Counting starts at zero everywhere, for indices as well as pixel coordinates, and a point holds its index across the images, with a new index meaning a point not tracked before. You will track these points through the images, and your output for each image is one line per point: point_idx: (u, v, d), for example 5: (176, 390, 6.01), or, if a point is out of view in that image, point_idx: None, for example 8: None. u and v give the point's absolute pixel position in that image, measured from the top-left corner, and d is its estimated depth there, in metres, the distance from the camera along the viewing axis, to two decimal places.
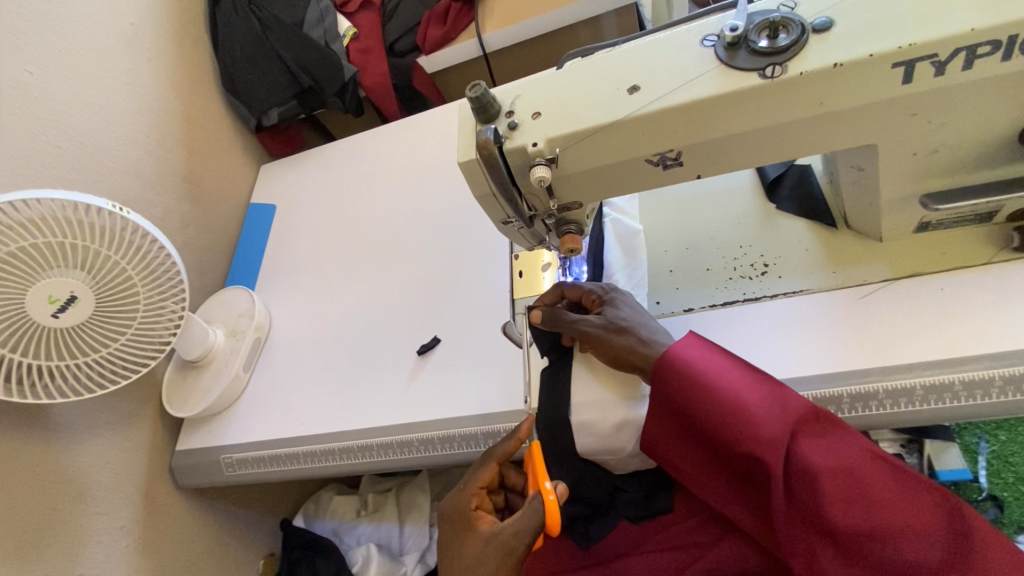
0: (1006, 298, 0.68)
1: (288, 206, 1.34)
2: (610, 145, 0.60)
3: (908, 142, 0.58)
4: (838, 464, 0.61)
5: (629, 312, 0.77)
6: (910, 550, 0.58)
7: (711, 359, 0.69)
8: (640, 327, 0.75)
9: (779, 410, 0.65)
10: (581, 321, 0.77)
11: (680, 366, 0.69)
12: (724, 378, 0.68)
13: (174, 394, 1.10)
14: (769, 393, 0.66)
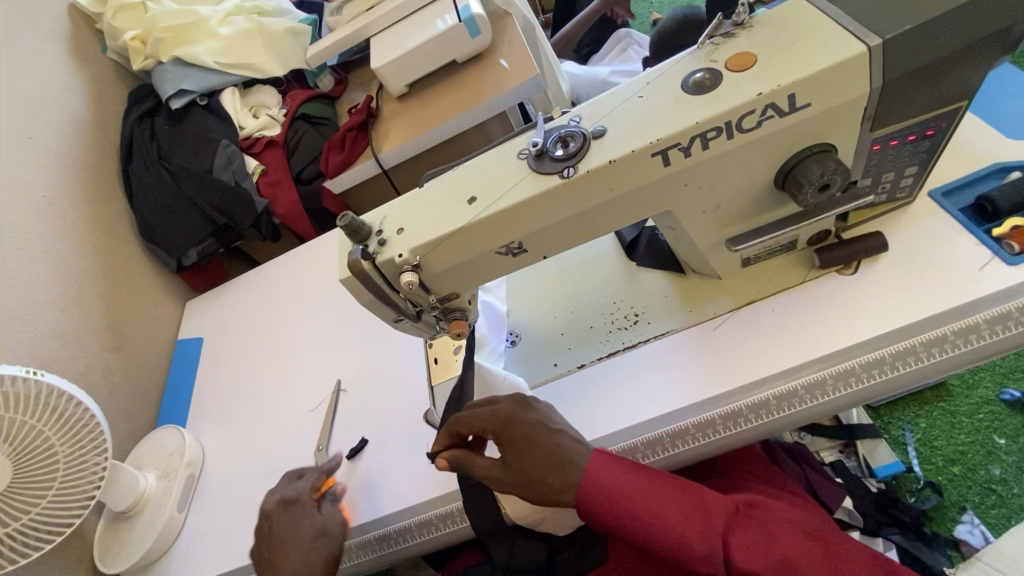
0: (822, 309, 0.82)
1: (215, 337, 1.38)
2: (463, 246, 0.72)
3: (694, 204, 0.72)
4: (768, 555, 0.64)
5: (532, 447, 0.70)
6: None
7: (630, 480, 0.68)
8: (548, 464, 0.69)
9: (700, 516, 0.66)
10: (487, 471, 0.72)
11: (605, 498, 0.67)
12: (647, 495, 0.67)
13: (107, 549, 1.07)
14: (687, 499, 0.67)
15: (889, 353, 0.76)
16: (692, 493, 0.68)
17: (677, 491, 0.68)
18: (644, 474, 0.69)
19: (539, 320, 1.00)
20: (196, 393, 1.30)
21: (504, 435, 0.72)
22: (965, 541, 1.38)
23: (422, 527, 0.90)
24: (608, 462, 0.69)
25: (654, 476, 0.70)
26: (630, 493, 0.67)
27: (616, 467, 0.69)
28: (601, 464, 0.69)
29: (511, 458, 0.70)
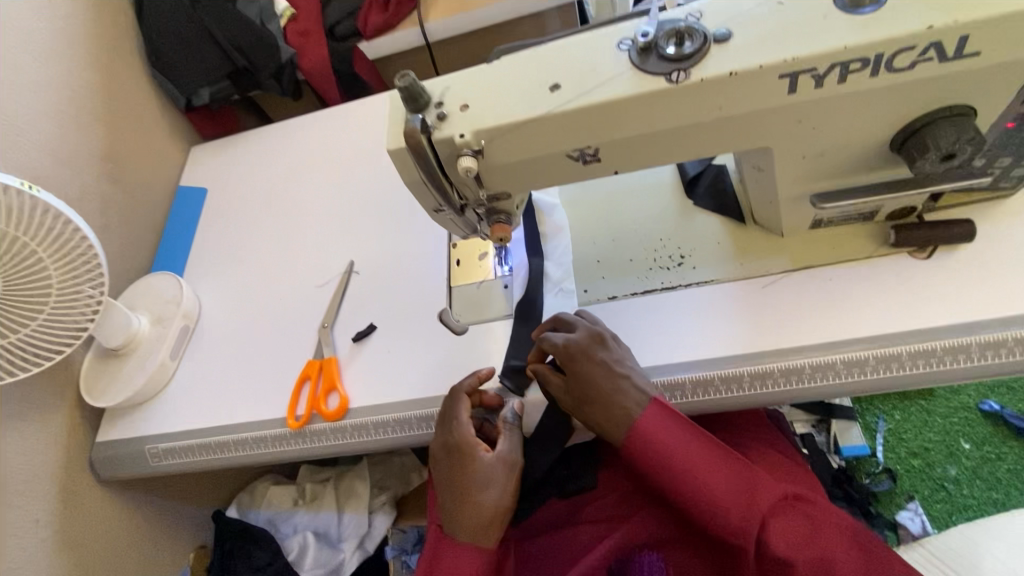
0: (884, 288, 0.77)
1: (222, 191, 1.30)
2: (533, 139, 0.63)
3: (798, 146, 0.65)
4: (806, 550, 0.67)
5: (593, 378, 0.74)
6: None
7: (679, 436, 0.72)
8: (601, 400, 0.74)
9: (736, 483, 0.70)
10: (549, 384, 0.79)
11: (653, 444, 0.72)
12: (691, 452, 0.71)
13: (93, 382, 1.05)
14: (730, 465, 0.71)
15: (941, 346, 0.72)
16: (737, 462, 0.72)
17: (720, 454, 0.72)
18: (698, 434, 0.73)
19: (577, 242, 0.94)
20: (196, 245, 1.23)
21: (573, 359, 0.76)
22: (903, 525, 1.45)
23: (423, 421, 0.89)
24: (663, 416, 0.73)
25: (713, 449, 0.72)
26: (677, 447, 0.72)
27: (670, 419, 0.73)
28: (667, 432, 0.72)
29: (573, 389, 0.76)
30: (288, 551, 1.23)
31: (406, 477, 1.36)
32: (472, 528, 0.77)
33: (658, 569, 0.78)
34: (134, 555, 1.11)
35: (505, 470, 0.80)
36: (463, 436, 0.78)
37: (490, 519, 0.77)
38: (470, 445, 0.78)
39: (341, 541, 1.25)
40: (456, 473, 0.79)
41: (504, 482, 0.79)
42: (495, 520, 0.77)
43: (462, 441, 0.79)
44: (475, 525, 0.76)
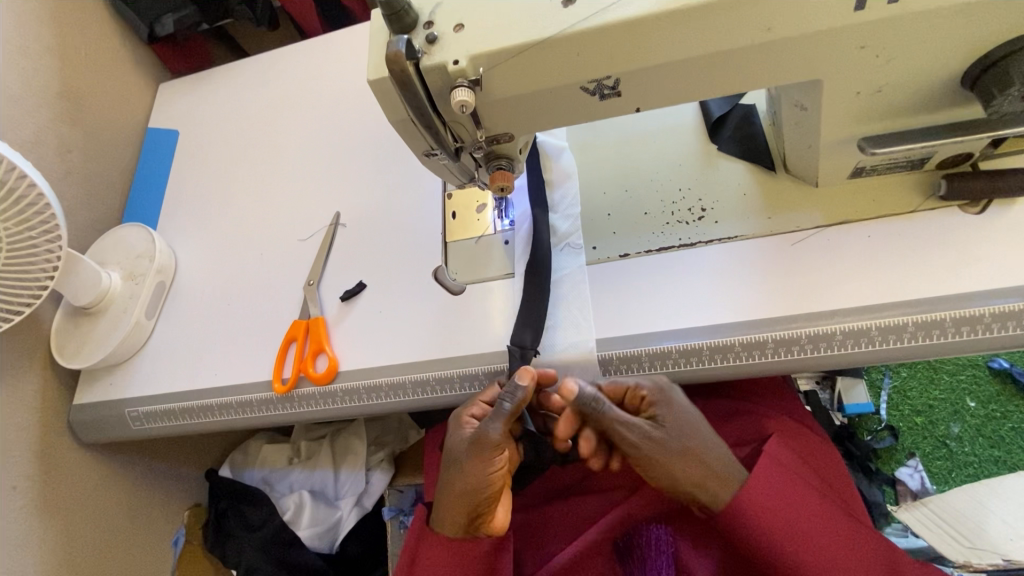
0: (928, 246, 0.69)
1: (194, 134, 1.18)
2: (542, 67, 0.53)
3: (855, 79, 0.55)
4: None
5: (688, 428, 0.66)
6: None
7: (776, 495, 0.67)
8: (697, 445, 0.65)
9: (840, 545, 0.66)
10: (634, 428, 0.64)
11: (751, 506, 0.66)
12: (790, 513, 0.67)
13: (65, 342, 0.98)
14: (834, 526, 0.67)
15: (989, 313, 0.65)
16: (842, 520, 0.67)
17: (819, 510, 0.68)
18: (795, 489, 0.69)
19: (585, 193, 0.85)
20: (169, 194, 1.13)
21: (660, 400, 0.66)
22: (901, 482, 1.39)
23: (418, 386, 0.83)
24: (761, 474, 0.68)
25: (806, 493, 0.69)
26: (776, 507, 0.67)
27: (764, 474, 0.69)
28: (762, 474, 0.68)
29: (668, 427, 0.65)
30: (284, 510, 1.20)
31: (405, 434, 1.31)
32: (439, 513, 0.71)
33: (666, 544, 0.75)
34: (124, 515, 1.08)
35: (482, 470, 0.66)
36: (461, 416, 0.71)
37: (456, 505, 0.68)
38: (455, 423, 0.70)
39: (338, 499, 1.23)
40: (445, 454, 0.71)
41: (468, 467, 0.66)
42: (460, 506, 0.68)
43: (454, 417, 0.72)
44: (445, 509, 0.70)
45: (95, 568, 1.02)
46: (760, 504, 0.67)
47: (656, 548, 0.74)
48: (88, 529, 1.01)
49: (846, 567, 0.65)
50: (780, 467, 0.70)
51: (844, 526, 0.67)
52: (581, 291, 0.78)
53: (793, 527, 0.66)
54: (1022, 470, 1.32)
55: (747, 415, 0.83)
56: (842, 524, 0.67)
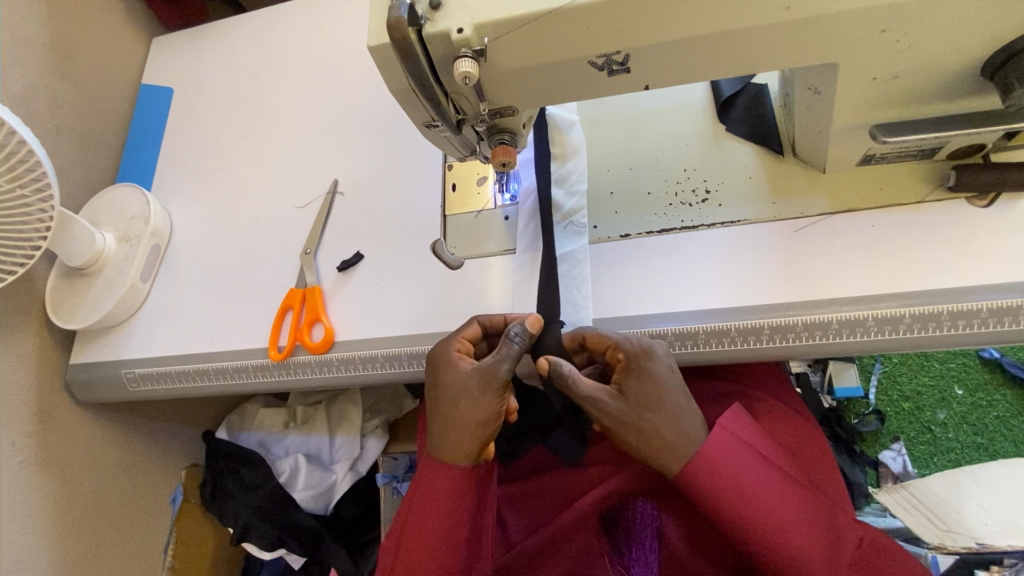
0: (931, 238, 0.69)
1: (189, 92, 1.15)
2: (550, 37, 0.51)
3: (871, 64, 0.53)
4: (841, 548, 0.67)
5: (652, 399, 0.66)
6: None
7: (733, 461, 0.68)
8: (660, 411, 0.66)
9: (789, 513, 0.67)
10: (593, 404, 0.66)
11: (707, 470, 0.67)
12: (745, 481, 0.67)
13: (60, 303, 0.98)
14: (786, 494, 0.68)
15: (987, 308, 0.65)
16: (792, 489, 0.69)
17: (772, 479, 0.69)
18: (751, 457, 0.69)
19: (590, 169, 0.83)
20: (164, 154, 1.11)
21: (629, 370, 0.67)
22: (884, 464, 1.41)
23: (414, 359, 0.83)
24: (721, 440, 0.69)
25: (753, 456, 0.69)
26: (733, 472, 0.67)
27: (722, 442, 0.69)
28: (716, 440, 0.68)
29: (632, 394, 0.66)
30: (279, 473, 1.22)
31: (399, 402, 1.30)
32: (446, 443, 0.70)
33: (652, 517, 0.77)
34: (121, 473, 1.10)
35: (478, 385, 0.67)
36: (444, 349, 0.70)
37: (464, 434, 0.68)
38: (446, 359, 0.69)
39: (333, 463, 1.24)
40: (436, 385, 0.70)
41: (482, 398, 0.67)
42: (474, 437, 0.68)
43: (439, 354, 0.71)
44: (452, 441, 0.69)
45: (95, 522, 1.05)
46: (716, 470, 0.67)
47: (642, 522, 0.76)
48: (85, 485, 1.03)
49: (793, 534, 0.66)
50: (738, 436, 0.70)
51: (794, 494, 0.68)
52: (583, 275, 0.77)
53: (747, 494, 0.67)
54: (1003, 458, 1.35)
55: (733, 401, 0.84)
56: (791, 492, 0.68)
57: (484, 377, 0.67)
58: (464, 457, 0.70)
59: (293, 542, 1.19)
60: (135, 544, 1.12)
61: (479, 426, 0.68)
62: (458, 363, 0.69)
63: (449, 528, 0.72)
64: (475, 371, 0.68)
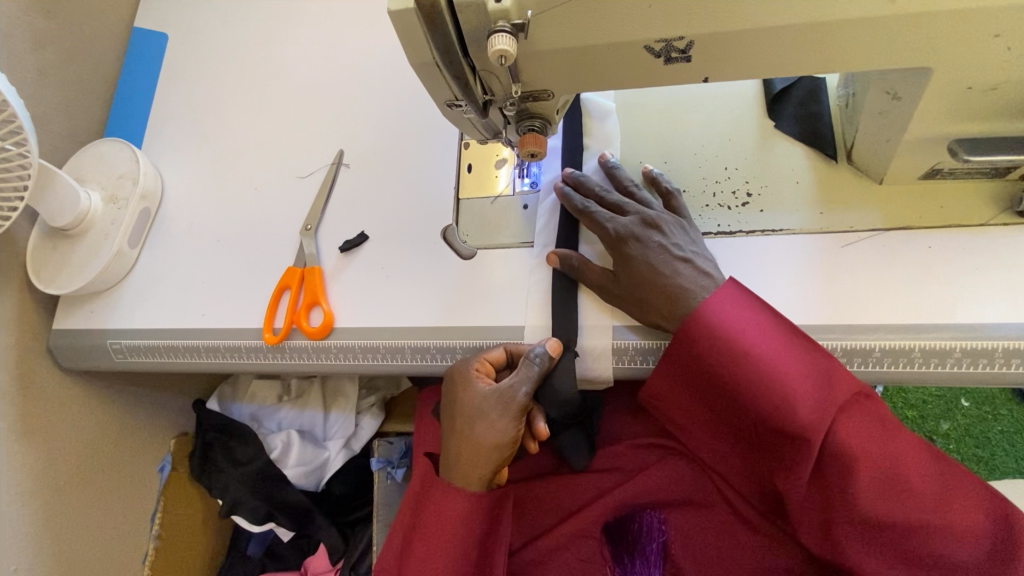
0: (992, 265, 0.63)
1: (188, 42, 1.06)
2: (603, 14, 0.43)
3: (970, 72, 0.46)
4: (883, 455, 0.56)
5: (634, 279, 0.66)
6: (942, 543, 0.55)
7: (808, 384, 0.58)
8: (656, 288, 0.64)
9: (813, 392, 0.58)
10: (600, 289, 0.70)
11: (764, 381, 0.59)
12: (820, 409, 0.57)
13: (42, 265, 0.91)
14: (814, 378, 0.58)
15: None
16: (826, 375, 0.58)
17: (866, 413, 0.57)
18: (796, 348, 0.60)
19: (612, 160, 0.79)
20: (157, 107, 1.02)
21: (612, 251, 0.67)
22: None
23: (417, 353, 0.78)
24: (740, 315, 0.61)
25: (783, 333, 0.60)
26: (805, 397, 0.58)
27: (795, 356, 0.59)
28: (733, 307, 0.61)
29: (623, 274, 0.67)
30: (272, 449, 1.18)
31: (397, 381, 1.27)
32: (456, 466, 0.69)
33: (659, 531, 0.76)
34: (107, 441, 1.07)
35: (500, 410, 0.68)
36: (467, 368, 0.70)
37: (476, 457, 0.68)
38: (465, 377, 0.69)
39: (326, 440, 1.21)
40: (454, 405, 0.70)
41: (497, 421, 0.68)
42: (489, 459, 0.68)
43: (460, 370, 0.70)
44: (464, 464, 0.69)
45: (81, 490, 1.02)
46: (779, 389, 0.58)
47: (648, 535, 0.75)
48: (69, 453, 1.00)
49: (865, 482, 0.56)
50: (822, 355, 0.60)
51: (833, 376, 0.58)
52: (625, 179, 0.72)
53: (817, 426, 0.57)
54: (1004, 475, 1.23)
55: None
56: (882, 437, 0.57)
57: (503, 399, 0.67)
58: (476, 482, 0.69)
59: (283, 517, 1.17)
60: (121, 512, 1.09)
61: (488, 452, 0.68)
62: (475, 383, 0.68)
63: (464, 536, 0.68)
64: (493, 393, 0.67)
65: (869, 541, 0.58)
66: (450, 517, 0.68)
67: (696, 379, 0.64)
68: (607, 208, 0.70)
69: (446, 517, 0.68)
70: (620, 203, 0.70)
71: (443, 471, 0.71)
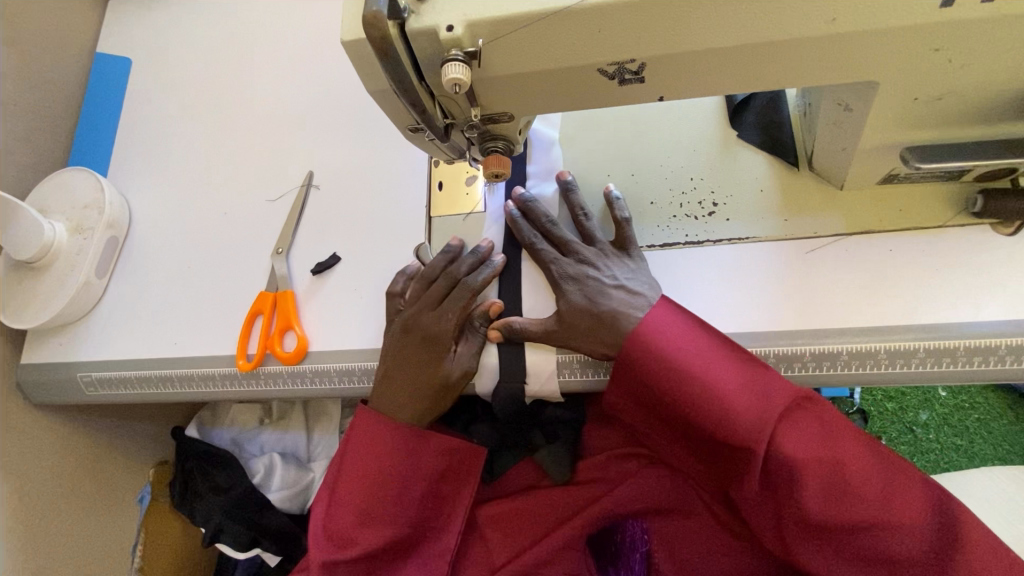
0: (951, 265, 0.64)
1: (152, 66, 1.04)
2: (555, 41, 0.44)
3: (917, 84, 0.47)
4: (825, 462, 0.58)
5: (574, 315, 0.67)
6: (888, 541, 0.57)
7: (747, 398, 0.59)
8: (597, 321, 0.66)
9: (752, 402, 0.59)
10: (543, 334, 0.68)
11: (703, 397, 0.60)
12: (760, 420, 0.58)
13: (6, 299, 0.89)
14: (750, 388, 0.60)
15: (1005, 345, 0.61)
16: (762, 384, 0.60)
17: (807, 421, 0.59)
18: (733, 361, 0.61)
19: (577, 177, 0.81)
20: (122, 133, 1.01)
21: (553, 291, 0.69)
22: None
23: None
24: (676, 330, 0.63)
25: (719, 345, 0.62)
26: (747, 407, 0.59)
27: (736, 366, 0.61)
28: (669, 324, 0.63)
29: (566, 313, 0.67)
30: (255, 474, 1.17)
31: None
32: (394, 400, 0.74)
33: (642, 540, 0.78)
34: (82, 475, 1.04)
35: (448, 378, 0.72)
36: (445, 321, 0.72)
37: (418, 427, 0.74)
38: (437, 331, 0.72)
39: (311, 461, 1.22)
40: (411, 346, 0.73)
41: (441, 397, 0.73)
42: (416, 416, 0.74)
43: (435, 321, 0.72)
44: (399, 401, 0.74)
45: (56, 528, 0.99)
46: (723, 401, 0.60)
47: (632, 545, 0.78)
48: (41, 491, 0.97)
49: (810, 489, 0.57)
50: (758, 366, 0.61)
51: (768, 383, 0.60)
52: (577, 205, 0.72)
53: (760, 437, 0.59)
54: (984, 463, 1.25)
55: None
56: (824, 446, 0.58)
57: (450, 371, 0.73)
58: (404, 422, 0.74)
59: (269, 542, 1.12)
60: (99, 548, 1.07)
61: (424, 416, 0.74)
62: (441, 333, 0.72)
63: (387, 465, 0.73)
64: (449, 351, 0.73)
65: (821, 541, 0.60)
66: (378, 443, 0.74)
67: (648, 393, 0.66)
68: (553, 244, 0.72)
69: (381, 443, 0.73)
70: (564, 239, 0.71)
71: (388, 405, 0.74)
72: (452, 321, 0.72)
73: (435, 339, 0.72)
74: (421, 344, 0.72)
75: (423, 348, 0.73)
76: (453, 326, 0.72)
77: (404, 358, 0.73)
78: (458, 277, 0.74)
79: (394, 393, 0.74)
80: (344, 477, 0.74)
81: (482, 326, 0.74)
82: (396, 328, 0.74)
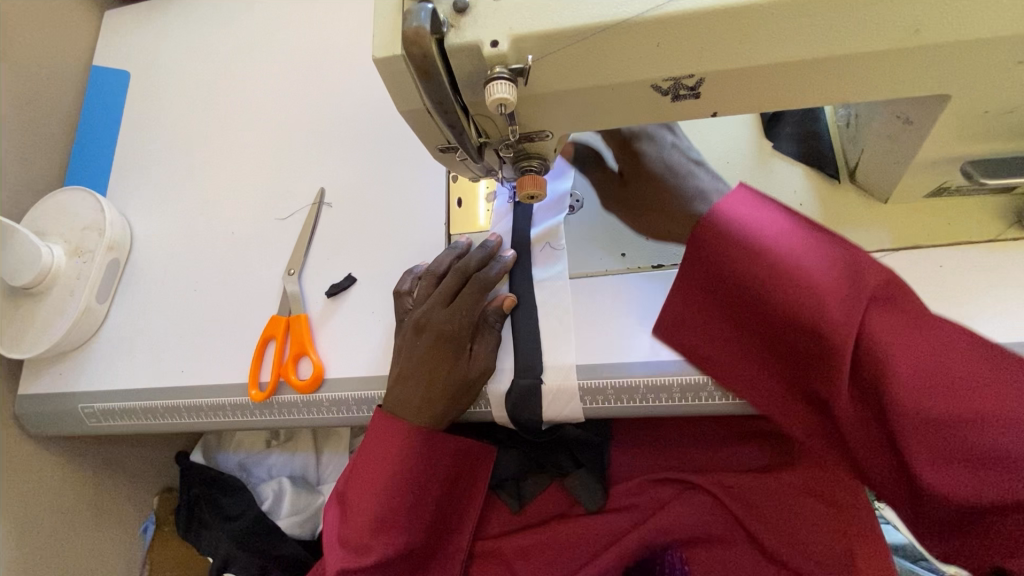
0: (1004, 281, 0.61)
1: (152, 79, 1.00)
2: (609, 55, 0.40)
3: (990, 96, 0.44)
4: (926, 371, 0.52)
5: (649, 174, 0.70)
6: (1003, 435, 0.49)
7: (828, 272, 0.56)
8: (671, 197, 0.68)
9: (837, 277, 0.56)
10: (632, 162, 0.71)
11: (784, 265, 0.58)
12: (845, 301, 0.55)
13: (3, 327, 0.85)
14: (837, 278, 0.56)
15: None
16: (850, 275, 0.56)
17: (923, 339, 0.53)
18: (817, 240, 0.59)
19: (601, 192, 0.78)
20: (122, 150, 0.97)
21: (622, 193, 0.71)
22: None
23: None
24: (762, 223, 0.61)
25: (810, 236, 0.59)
26: (851, 320, 0.54)
27: (820, 251, 0.58)
28: (751, 210, 0.61)
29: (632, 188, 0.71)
30: (262, 500, 1.12)
31: None
32: (407, 403, 0.68)
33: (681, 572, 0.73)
34: (84, 507, 0.99)
35: (465, 375, 0.67)
36: (458, 315, 0.68)
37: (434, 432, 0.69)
38: (450, 325, 0.68)
39: (320, 484, 1.18)
40: (421, 343, 0.68)
41: (458, 396, 0.68)
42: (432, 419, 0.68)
43: (447, 316, 0.68)
44: (411, 405, 0.68)
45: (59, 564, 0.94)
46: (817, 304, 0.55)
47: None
48: (42, 525, 0.92)
49: (903, 373, 0.52)
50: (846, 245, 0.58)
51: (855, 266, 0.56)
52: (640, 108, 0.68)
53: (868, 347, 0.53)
54: None
55: (760, 438, 0.80)
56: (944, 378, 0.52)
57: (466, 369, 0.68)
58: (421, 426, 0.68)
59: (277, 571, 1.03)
60: None
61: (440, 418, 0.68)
62: (454, 328, 0.68)
63: (399, 476, 0.67)
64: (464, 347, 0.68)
65: (943, 462, 0.50)
66: (386, 449, 0.68)
67: (739, 307, 0.61)
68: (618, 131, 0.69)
69: (389, 450, 0.67)
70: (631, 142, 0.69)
71: (399, 408, 0.68)
72: (465, 318, 0.68)
73: (450, 337, 0.68)
74: (434, 343, 0.68)
75: (436, 347, 0.68)
76: (466, 321, 0.68)
77: (416, 359, 0.68)
78: (467, 272, 0.71)
79: (406, 399, 0.68)
80: (354, 488, 0.69)
81: (497, 323, 0.70)
82: (408, 329, 0.70)
